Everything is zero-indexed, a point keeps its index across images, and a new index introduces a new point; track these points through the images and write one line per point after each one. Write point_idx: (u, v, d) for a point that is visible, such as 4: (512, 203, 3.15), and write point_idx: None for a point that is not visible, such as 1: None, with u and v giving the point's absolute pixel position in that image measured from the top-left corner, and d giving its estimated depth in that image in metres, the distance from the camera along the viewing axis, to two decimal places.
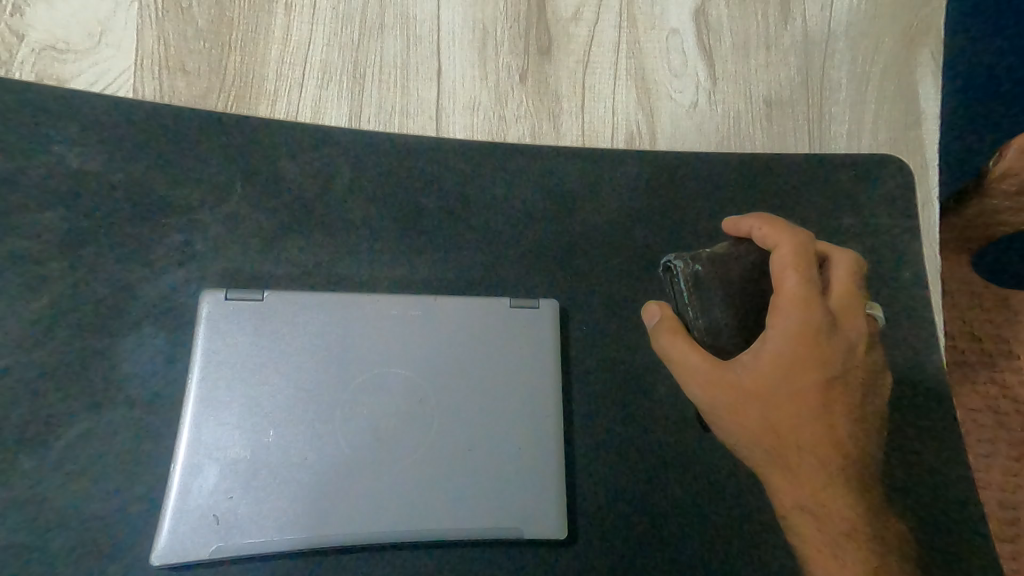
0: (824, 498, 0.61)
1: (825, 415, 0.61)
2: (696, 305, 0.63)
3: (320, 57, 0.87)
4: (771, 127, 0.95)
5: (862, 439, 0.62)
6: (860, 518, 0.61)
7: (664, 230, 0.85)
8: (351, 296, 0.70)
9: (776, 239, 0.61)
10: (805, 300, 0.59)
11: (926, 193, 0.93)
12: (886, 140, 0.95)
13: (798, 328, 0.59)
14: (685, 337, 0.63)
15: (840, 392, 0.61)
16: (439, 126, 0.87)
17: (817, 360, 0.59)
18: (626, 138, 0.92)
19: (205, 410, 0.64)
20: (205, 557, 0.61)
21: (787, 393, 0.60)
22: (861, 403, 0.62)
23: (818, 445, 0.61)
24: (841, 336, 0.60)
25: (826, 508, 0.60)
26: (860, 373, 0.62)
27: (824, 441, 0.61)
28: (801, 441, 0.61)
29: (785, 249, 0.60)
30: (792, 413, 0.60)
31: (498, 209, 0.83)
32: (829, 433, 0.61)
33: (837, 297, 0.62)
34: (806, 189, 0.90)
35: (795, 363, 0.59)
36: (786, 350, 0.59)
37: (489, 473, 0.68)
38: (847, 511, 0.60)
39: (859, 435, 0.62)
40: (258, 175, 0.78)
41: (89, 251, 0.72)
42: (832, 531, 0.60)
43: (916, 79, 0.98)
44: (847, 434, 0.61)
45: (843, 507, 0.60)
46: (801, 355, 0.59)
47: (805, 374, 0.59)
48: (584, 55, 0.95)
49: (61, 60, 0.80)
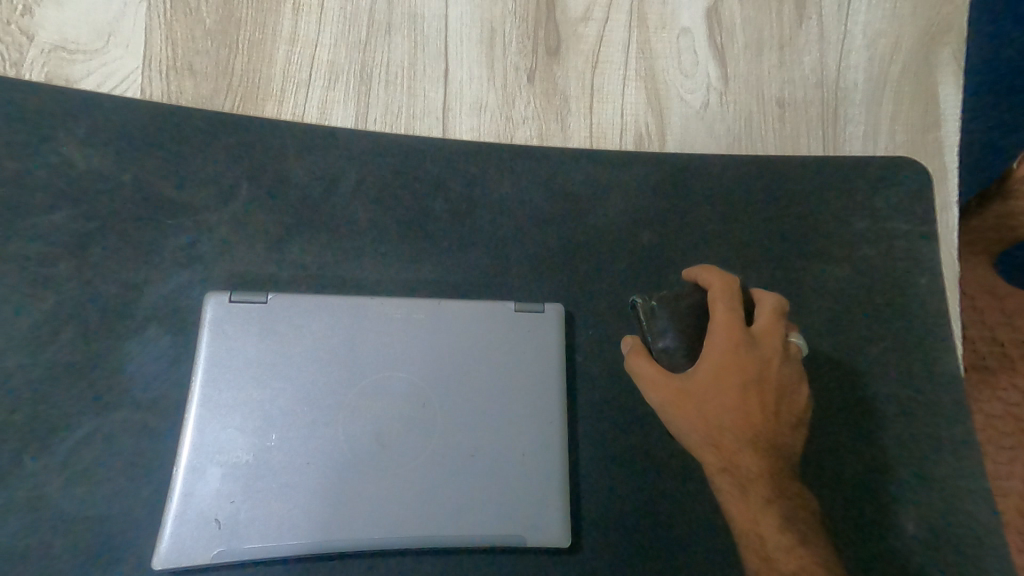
0: (758, 514, 0.59)
1: (759, 426, 0.61)
2: (653, 330, 0.64)
3: (328, 57, 0.87)
4: (783, 128, 0.94)
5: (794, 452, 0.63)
6: (799, 533, 0.58)
7: (673, 233, 0.84)
8: (356, 300, 0.70)
9: (711, 276, 0.64)
10: (732, 319, 0.61)
11: (945, 195, 0.91)
12: (902, 142, 0.93)
13: (729, 344, 0.60)
14: (645, 358, 0.64)
15: (769, 403, 0.61)
16: (446, 128, 0.87)
17: (750, 374, 0.60)
18: (634, 140, 0.91)
19: (209, 412, 0.64)
20: (206, 562, 0.60)
21: (725, 400, 0.60)
22: (791, 415, 0.63)
23: (754, 453, 0.60)
24: (771, 355, 0.62)
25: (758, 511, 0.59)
26: (790, 387, 0.62)
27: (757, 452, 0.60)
28: (736, 452, 0.60)
29: (717, 280, 0.63)
30: (726, 424, 0.60)
31: (504, 211, 0.82)
32: (761, 444, 0.60)
33: (766, 318, 0.63)
34: (819, 192, 0.88)
35: (730, 376, 0.60)
36: (721, 361, 0.60)
37: (488, 480, 0.67)
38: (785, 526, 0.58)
39: (789, 446, 0.62)
40: (265, 175, 0.78)
41: (95, 251, 0.72)
42: (770, 550, 0.58)
43: (935, 79, 0.96)
44: (777, 446, 0.61)
45: (779, 521, 0.58)
46: (733, 370, 0.60)
47: (741, 384, 0.60)
48: (593, 56, 0.94)
49: (71, 60, 0.80)
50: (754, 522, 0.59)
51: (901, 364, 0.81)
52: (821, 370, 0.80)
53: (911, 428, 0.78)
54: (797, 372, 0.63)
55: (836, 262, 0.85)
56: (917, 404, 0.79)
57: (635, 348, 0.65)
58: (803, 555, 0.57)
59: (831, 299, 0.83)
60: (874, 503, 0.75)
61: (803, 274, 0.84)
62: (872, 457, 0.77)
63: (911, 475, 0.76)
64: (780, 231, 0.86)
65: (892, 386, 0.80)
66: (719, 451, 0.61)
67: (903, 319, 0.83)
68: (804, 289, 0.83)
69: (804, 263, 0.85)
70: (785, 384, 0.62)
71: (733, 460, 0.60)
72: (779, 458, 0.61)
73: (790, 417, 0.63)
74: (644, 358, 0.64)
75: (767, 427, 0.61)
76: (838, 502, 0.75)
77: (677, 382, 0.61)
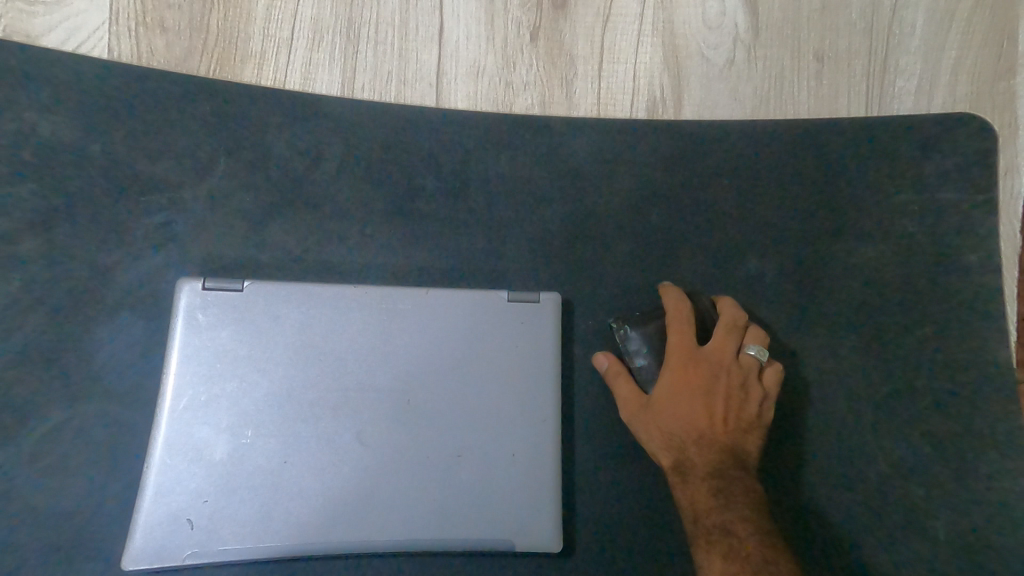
0: (695, 499, 0.60)
1: (706, 424, 0.62)
2: (630, 352, 0.67)
3: (311, 13, 0.79)
4: (821, 88, 0.83)
5: (746, 448, 0.63)
6: (732, 511, 0.58)
7: (686, 213, 0.77)
8: (337, 289, 0.66)
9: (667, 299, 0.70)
10: (681, 335, 0.65)
11: (1012, 157, 0.81)
12: (963, 96, 0.82)
13: (677, 357, 0.64)
14: (626, 380, 0.67)
15: (718, 409, 0.63)
16: (439, 95, 0.79)
17: (698, 380, 0.63)
18: (648, 106, 0.82)
19: (183, 407, 0.61)
20: (181, 562, 0.59)
21: (674, 404, 0.63)
22: (745, 416, 0.64)
23: (698, 446, 0.62)
24: (721, 365, 0.65)
25: (694, 493, 0.60)
26: (742, 392, 0.64)
27: (704, 451, 0.62)
28: (682, 446, 0.62)
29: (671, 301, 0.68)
30: (676, 428, 0.63)
31: (502, 187, 0.76)
32: (706, 440, 0.62)
33: (716, 333, 0.66)
34: (858, 166, 0.78)
35: (679, 383, 0.63)
36: (668, 371, 0.64)
37: (470, 482, 0.64)
38: (719, 507, 0.58)
39: (741, 446, 0.63)
40: (241, 148, 0.73)
41: (63, 232, 0.68)
42: (706, 529, 0.58)
43: (1017, 14, 0.84)
44: (726, 445, 0.62)
45: (713, 500, 0.59)
46: (682, 380, 0.63)
47: (687, 390, 0.63)
48: (606, 9, 0.84)
49: (31, 13, 0.74)
50: (692, 506, 0.60)
51: (937, 360, 0.73)
52: (843, 368, 0.73)
53: (944, 432, 0.71)
54: (750, 379, 0.65)
55: (871, 245, 0.76)
56: (954, 405, 0.72)
57: (612, 369, 0.68)
58: (734, 532, 0.57)
59: (862, 289, 0.75)
60: (895, 513, 0.69)
61: (831, 261, 0.76)
62: (897, 464, 0.71)
63: (941, 485, 0.70)
64: (809, 211, 0.77)
65: (926, 388, 0.73)
66: (670, 453, 0.63)
67: (945, 310, 0.75)
68: (830, 276, 0.76)
69: (834, 249, 0.76)
70: (737, 390, 0.64)
71: (681, 458, 0.62)
72: (727, 454, 0.62)
73: (742, 419, 0.63)
74: (621, 377, 0.67)
75: (714, 427, 0.62)
76: (854, 511, 0.70)
77: (639, 399, 0.65)
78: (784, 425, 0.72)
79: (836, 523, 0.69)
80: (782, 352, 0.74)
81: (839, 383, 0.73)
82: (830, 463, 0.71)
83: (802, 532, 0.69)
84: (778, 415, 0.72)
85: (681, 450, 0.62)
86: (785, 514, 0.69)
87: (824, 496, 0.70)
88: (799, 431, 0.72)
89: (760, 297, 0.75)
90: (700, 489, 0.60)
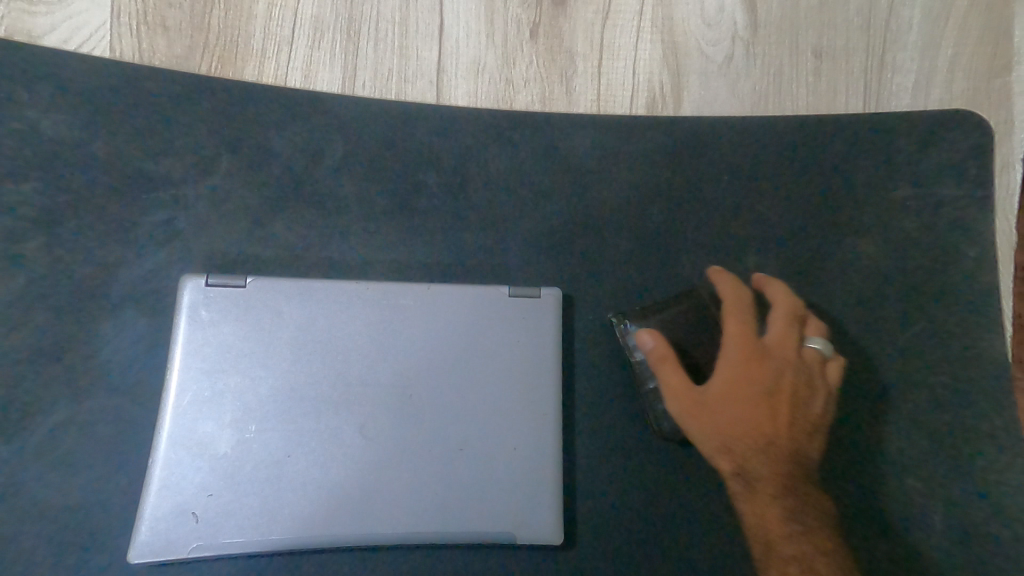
0: (766, 516, 0.59)
1: (774, 431, 0.62)
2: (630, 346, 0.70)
3: (311, 11, 0.80)
4: (819, 84, 0.84)
5: (810, 454, 0.63)
6: (803, 531, 0.59)
7: (685, 209, 0.77)
8: (339, 284, 0.66)
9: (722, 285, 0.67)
10: (743, 331, 0.64)
11: (1007, 154, 0.81)
12: (960, 93, 0.83)
13: (740, 354, 0.63)
14: (673, 368, 0.64)
15: (785, 413, 0.62)
16: (439, 92, 0.80)
17: (765, 381, 0.62)
18: (647, 102, 0.82)
19: (187, 402, 0.62)
20: (185, 555, 0.60)
21: (741, 407, 0.62)
22: (809, 418, 0.63)
23: (767, 455, 0.61)
24: (785, 364, 0.64)
25: (765, 510, 0.60)
26: (807, 393, 0.64)
27: (773, 462, 0.61)
28: (751, 456, 0.61)
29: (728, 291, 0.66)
30: (742, 433, 0.61)
31: (503, 182, 0.76)
32: (774, 449, 0.61)
33: (780, 327, 0.65)
34: (857, 161, 0.79)
35: (744, 385, 0.62)
36: (732, 370, 0.63)
37: (474, 475, 0.64)
38: (794, 530, 0.59)
39: (805, 452, 0.63)
40: (243, 145, 0.73)
41: (67, 229, 0.69)
42: (776, 549, 0.58)
43: (1013, 12, 0.85)
44: (793, 453, 0.62)
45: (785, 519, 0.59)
46: (746, 380, 0.62)
47: (753, 391, 0.62)
48: (605, 6, 0.85)
49: (33, 13, 0.75)
50: (761, 524, 0.59)
51: (934, 354, 0.74)
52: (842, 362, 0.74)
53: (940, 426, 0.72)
54: (814, 378, 0.65)
55: (869, 240, 0.77)
56: (951, 398, 0.73)
57: (659, 354, 0.65)
58: (806, 552, 0.58)
59: (862, 283, 0.76)
60: (891, 506, 0.70)
61: (830, 255, 0.77)
62: (895, 456, 0.71)
63: (938, 478, 0.70)
64: (808, 206, 0.78)
65: (925, 380, 0.73)
66: (734, 460, 0.62)
67: (943, 304, 0.75)
68: (829, 271, 0.76)
69: (834, 243, 0.77)
70: (802, 391, 0.64)
71: (748, 468, 0.61)
72: (794, 464, 0.61)
73: (806, 423, 0.63)
74: (671, 364, 0.64)
75: (781, 433, 0.62)
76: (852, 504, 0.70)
77: (698, 395, 0.63)
78: None
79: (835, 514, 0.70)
80: None
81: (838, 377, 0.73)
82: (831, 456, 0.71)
83: None
84: None
85: (748, 458, 0.61)
86: None
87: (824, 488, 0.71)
88: None
89: None
90: (770, 505, 0.60)
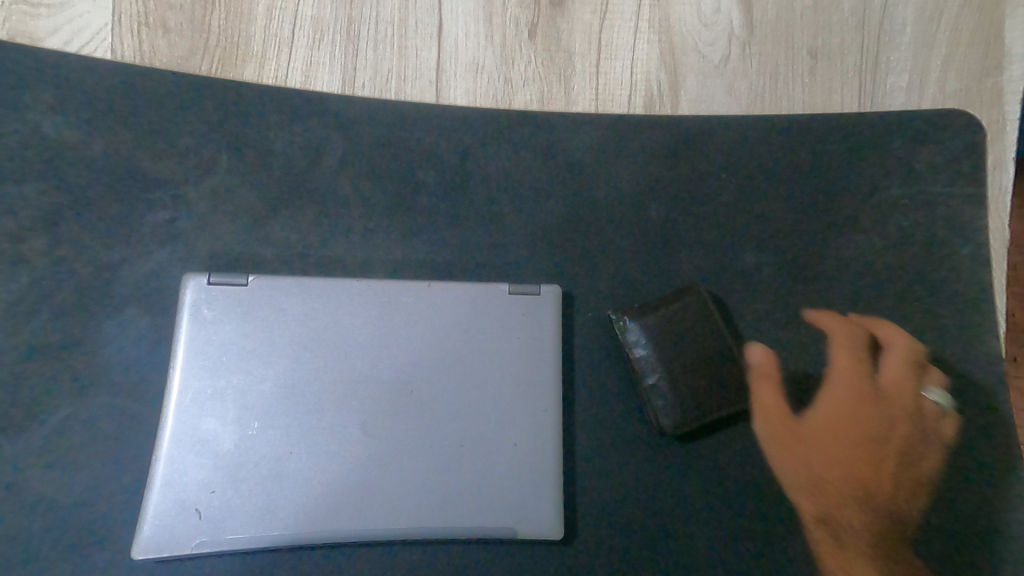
0: (850, 561, 0.63)
1: (869, 478, 0.66)
2: (631, 343, 0.71)
3: (311, 12, 0.80)
4: (814, 84, 0.84)
5: (903, 508, 0.66)
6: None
7: (683, 207, 0.78)
8: (341, 282, 0.67)
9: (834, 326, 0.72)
10: (845, 374, 0.69)
11: (1000, 152, 0.82)
12: (953, 92, 0.84)
13: (843, 396, 0.68)
14: (770, 387, 0.68)
15: (881, 457, 0.67)
16: (439, 92, 0.80)
17: (864, 426, 0.67)
18: (644, 101, 0.83)
19: (190, 400, 0.62)
20: (189, 552, 0.60)
21: (840, 450, 0.67)
22: (907, 470, 0.67)
23: (860, 501, 0.65)
24: (891, 414, 0.67)
25: (848, 556, 0.63)
26: (908, 445, 0.67)
27: (865, 508, 0.65)
28: (843, 500, 0.65)
29: (840, 334, 0.70)
30: (838, 475, 0.66)
31: (502, 181, 0.77)
32: (868, 495, 0.66)
33: (894, 374, 0.68)
34: (852, 159, 0.80)
35: (842, 427, 0.67)
36: (834, 411, 0.68)
37: (476, 472, 0.65)
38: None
39: (900, 504, 0.66)
40: (244, 145, 0.74)
41: (69, 229, 0.69)
42: None
43: (1005, 11, 0.86)
44: (886, 503, 0.66)
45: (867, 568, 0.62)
46: (846, 424, 0.67)
47: (852, 434, 0.67)
48: (602, 6, 0.85)
49: (35, 15, 0.75)
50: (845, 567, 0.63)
51: (929, 350, 0.74)
52: None
53: None
54: (922, 431, 0.68)
55: (865, 237, 0.78)
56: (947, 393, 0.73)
57: (756, 371, 0.69)
58: None
59: (858, 280, 0.77)
60: None
61: (826, 252, 0.77)
62: None
63: (933, 472, 0.71)
64: (804, 204, 0.78)
65: None
66: (826, 501, 0.66)
67: (937, 301, 0.76)
68: (826, 268, 0.77)
69: (829, 241, 0.78)
70: (903, 443, 0.67)
71: (839, 511, 0.65)
72: (886, 514, 0.65)
73: (899, 467, 0.67)
74: (767, 383, 0.69)
75: (875, 479, 0.66)
76: None
77: (788, 423, 0.68)
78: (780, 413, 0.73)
79: None
80: (779, 342, 0.75)
81: None
82: None
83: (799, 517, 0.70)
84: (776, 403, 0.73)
85: (837, 497, 0.66)
86: (781, 502, 0.71)
87: None
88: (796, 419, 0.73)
89: (756, 289, 0.76)
90: (856, 552, 0.63)
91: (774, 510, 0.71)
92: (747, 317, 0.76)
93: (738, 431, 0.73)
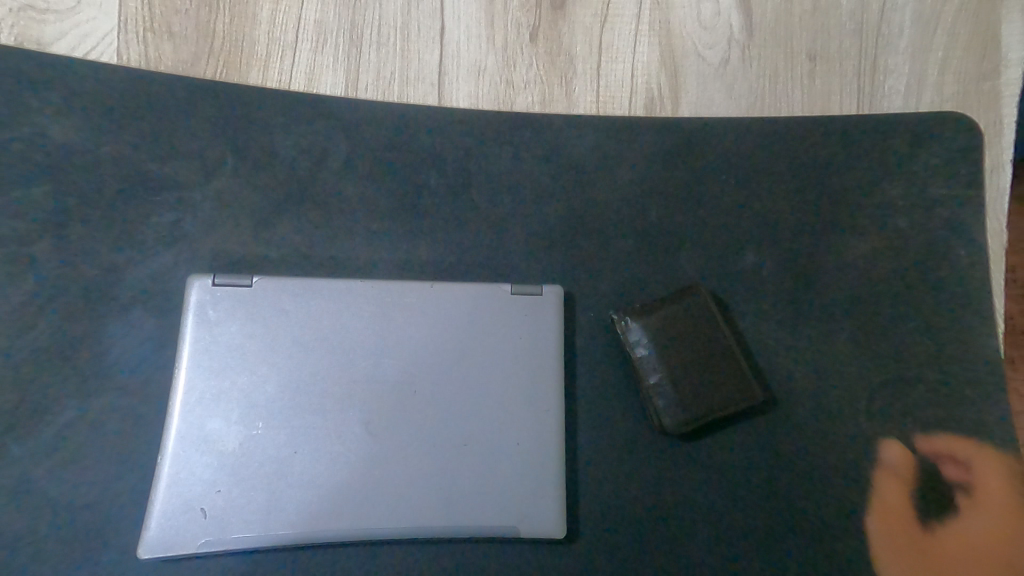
0: None
1: None
2: (631, 342, 0.71)
3: (315, 16, 0.81)
4: (813, 86, 0.85)
5: None
6: None
7: (683, 209, 0.79)
8: (344, 283, 0.67)
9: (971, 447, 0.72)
10: (1007, 498, 0.69)
11: (997, 155, 0.83)
12: (950, 94, 0.84)
13: (1000, 519, 0.69)
14: (900, 494, 0.70)
15: None
16: (441, 95, 0.81)
17: (1000, 554, 0.68)
18: (645, 104, 0.84)
19: (195, 400, 0.63)
20: (194, 551, 0.60)
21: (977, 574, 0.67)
22: None
23: None
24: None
25: None
26: None
27: None
28: None
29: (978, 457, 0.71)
30: None
31: (504, 183, 0.77)
32: None
33: None
34: (851, 161, 0.80)
35: (980, 555, 0.68)
36: (976, 535, 0.68)
37: (479, 471, 0.65)
38: None
39: None
40: (249, 148, 0.74)
41: (75, 232, 0.70)
42: None
43: (1001, 15, 0.87)
44: None
45: None
46: (992, 549, 0.68)
47: (991, 562, 0.67)
48: (603, 10, 0.86)
49: (42, 21, 0.76)
50: None
51: (928, 350, 0.75)
52: (839, 358, 0.75)
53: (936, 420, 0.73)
54: None
55: (864, 237, 0.78)
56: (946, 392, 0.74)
57: (885, 468, 0.71)
58: None
59: (857, 280, 0.77)
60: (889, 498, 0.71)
61: (825, 253, 0.78)
62: (893, 450, 0.72)
63: (934, 472, 0.71)
64: (804, 205, 0.79)
65: (921, 376, 0.74)
66: None
67: (937, 302, 0.76)
68: (825, 268, 0.77)
69: (829, 241, 0.78)
70: None
71: None
72: None
73: None
74: (891, 482, 0.71)
75: None
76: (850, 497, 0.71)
77: (907, 528, 0.69)
78: (781, 413, 0.74)
79: (832, 508, 0.71)
80: (779, 342, 0.75)
81: (834, 372, 0.75)
82: (828, 450, 0.72)
83: (800, 515, 0.71)
84: (777, 403, 0.74)
85: None
86: (781, 500, 0.71)
87: (821, 482, 0.72)
88: (796, 418, 0.73)
89: (757, 289, 0.77)
90: None
91: (775, 510, 0.71)
92: (747, 317, 0.76)
93: (739, 430, 0.73)
